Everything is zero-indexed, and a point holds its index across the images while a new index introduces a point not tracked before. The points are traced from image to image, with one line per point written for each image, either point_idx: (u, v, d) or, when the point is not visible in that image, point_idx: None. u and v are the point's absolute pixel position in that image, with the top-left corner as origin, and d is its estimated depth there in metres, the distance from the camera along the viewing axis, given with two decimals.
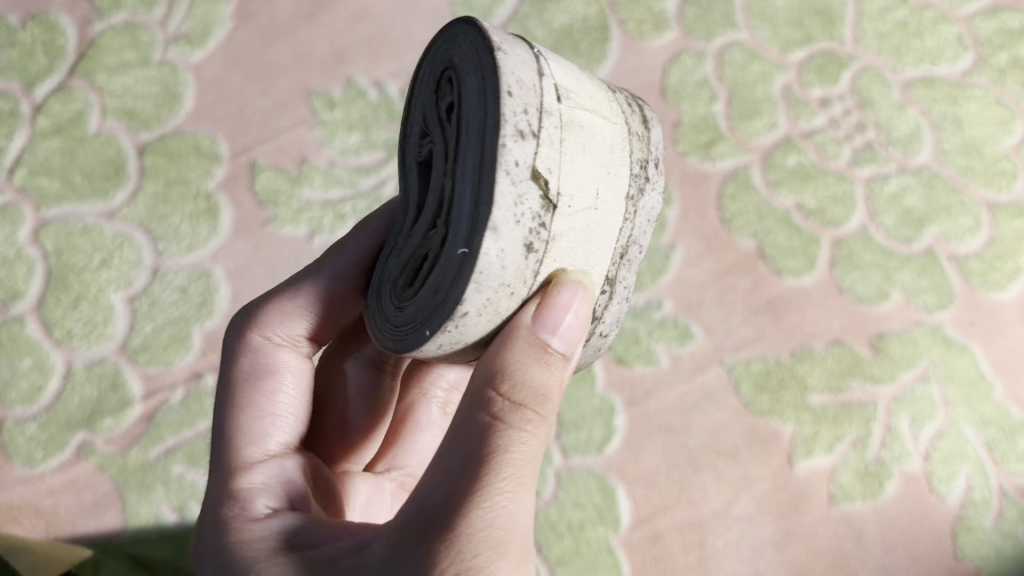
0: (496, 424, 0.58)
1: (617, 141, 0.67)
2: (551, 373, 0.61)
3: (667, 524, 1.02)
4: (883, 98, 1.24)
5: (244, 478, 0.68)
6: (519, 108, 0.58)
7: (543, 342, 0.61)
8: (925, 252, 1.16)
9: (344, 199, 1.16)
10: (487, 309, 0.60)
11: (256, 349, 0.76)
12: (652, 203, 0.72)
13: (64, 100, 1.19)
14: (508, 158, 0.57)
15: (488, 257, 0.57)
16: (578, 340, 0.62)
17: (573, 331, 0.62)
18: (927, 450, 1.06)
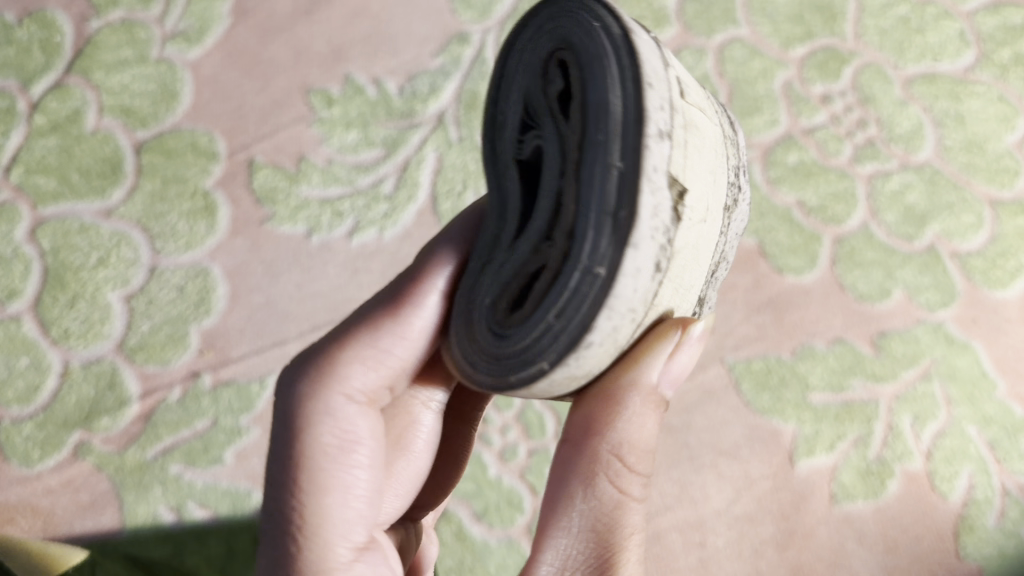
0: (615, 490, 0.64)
1: (719, 140, 0.62)
2: (650, 425, 0.64)
3: (667, 524, 1.01)
4: (884, 95, 1.23)
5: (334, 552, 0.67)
6: (659, 102, 0.54)
7: (658, 395, 0.63)
8: (926, 249, 1.15)
9: (342, 197, 1.16)
10: (609, 339, 0.56)
11: (339, 409, 0.71)
12: (735, 215, 0.69)
13: (62, 98, 1.18)
14: (648, 162, 0.52)
15: (624, 281, 0.53)
16: (678, 379, 0.63)
17: (677, 374, 0.63)
18: (928, 449, 1.06)
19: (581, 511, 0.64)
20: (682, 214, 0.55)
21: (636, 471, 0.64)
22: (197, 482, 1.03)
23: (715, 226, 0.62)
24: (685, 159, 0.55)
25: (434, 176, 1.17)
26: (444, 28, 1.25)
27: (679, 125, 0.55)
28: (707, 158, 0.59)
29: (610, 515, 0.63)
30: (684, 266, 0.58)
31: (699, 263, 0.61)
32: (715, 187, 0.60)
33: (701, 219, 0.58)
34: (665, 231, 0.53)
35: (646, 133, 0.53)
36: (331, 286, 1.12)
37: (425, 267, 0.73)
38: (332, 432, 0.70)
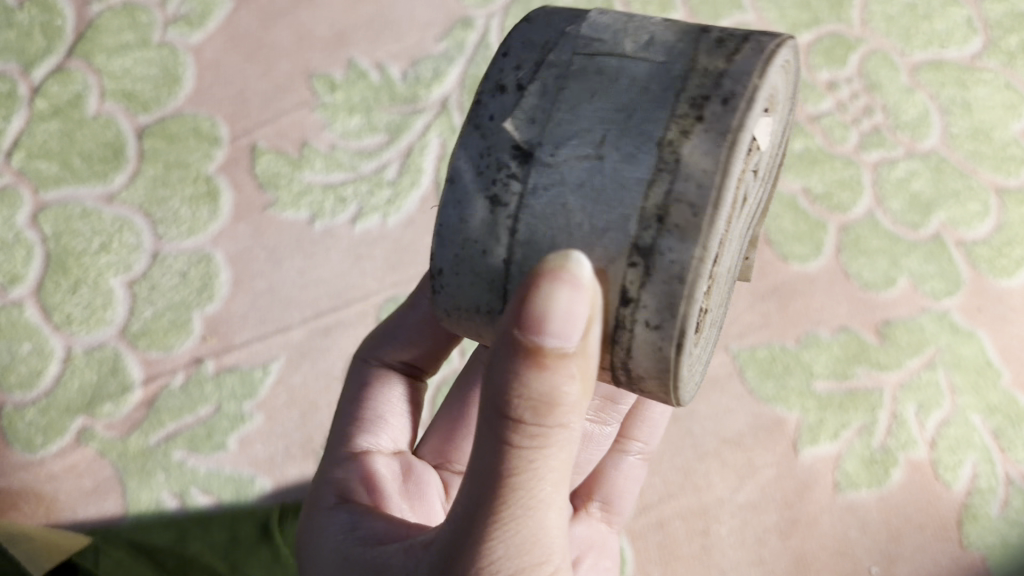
0: (507, 450, 0.51)
1: (655, 80, 0.53)
2: (553, 379, 0.49)
3: (671, 512, 1.01)
4: (890, 82, 1.22)
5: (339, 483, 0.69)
6: (512, 65, 0.57)
7: (540, 344, 0.48)
8: (932, 237, 1.14)
9: (345, 183, 1.15)
10: (462, 270, 0.56)
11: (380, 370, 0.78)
12: (711, 154, 0.50)
13: (63, 82, 1.17)
14: (479, 113, 0.56)
15: (447, 214, 0.56)
16: (579, 329, 0.49)
17: (572, 320, 0.48)
18: (933, 437, 1.05)
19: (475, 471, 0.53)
20: (532, 153, 0.54)
21: (528, 429, 0.50)
22: (200, 468, 1.02)
23: (631, 160, 0.51)
24: (550, 104, 0.54)
25: (438, 162, 1.16)
26: (448, 13, 1.25)
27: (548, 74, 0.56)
28: (595, 97, 0.54)
29: (498, 480, 0.51)
30: (554, 198, 0.52)
31: (593, 203, 0.52)
32: (615, 121, 0.53)
33: (579, 155, 0.53)
34: (501, 168, 0.54)
35: (479, 92, 0.57)
36: (334, 272, 1.11)
37: None
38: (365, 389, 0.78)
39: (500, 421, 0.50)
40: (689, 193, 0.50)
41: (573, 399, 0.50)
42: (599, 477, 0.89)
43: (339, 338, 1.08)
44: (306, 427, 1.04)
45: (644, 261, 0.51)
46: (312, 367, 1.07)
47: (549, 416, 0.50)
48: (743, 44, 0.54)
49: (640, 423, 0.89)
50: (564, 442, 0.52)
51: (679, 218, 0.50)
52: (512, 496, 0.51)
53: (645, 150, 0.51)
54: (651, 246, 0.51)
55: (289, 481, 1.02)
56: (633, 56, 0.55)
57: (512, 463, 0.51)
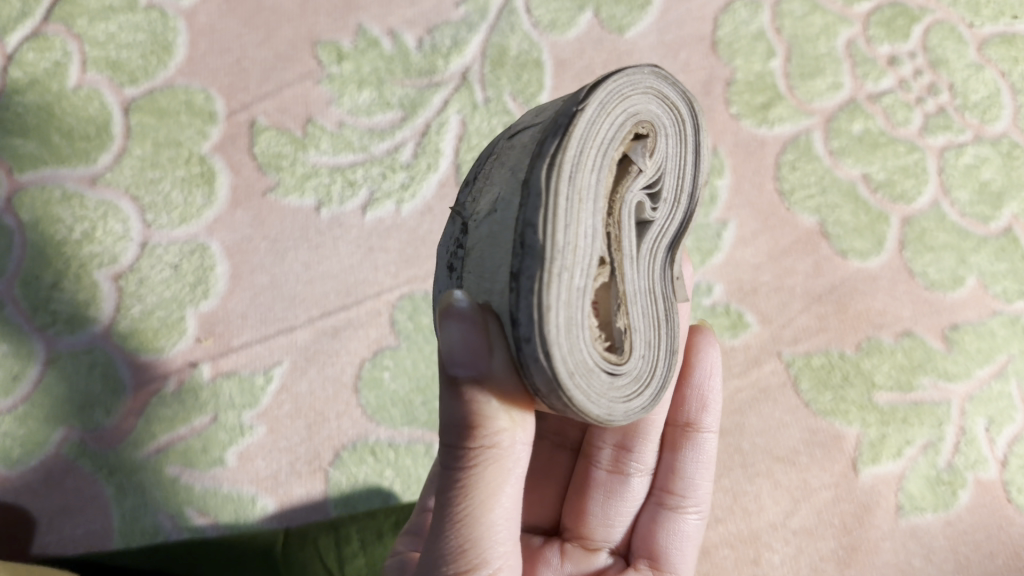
0: (444, 471, 0.52)
1: (531, 137, 0.53)
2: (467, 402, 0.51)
3: (718, 538, 0.91)
4: (958, 57, 1.11)
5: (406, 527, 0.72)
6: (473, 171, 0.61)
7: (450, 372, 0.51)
8: (1003, 232, 1.04)
9: (355, 165, 1.03)
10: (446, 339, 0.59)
11: None
12: (544, 178, 0.47)
13: (40, 49, 1.05)
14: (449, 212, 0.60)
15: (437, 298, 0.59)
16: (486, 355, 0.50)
17: (474, 347, 0.50)
18: (1004, 456, 0.95)
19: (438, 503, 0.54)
20: (465, 229, 0.55)
21: (460, 452, 0.51)
22: (195, 486, 0.92)
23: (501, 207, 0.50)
24: (478, 188, 0.57)
25: (458, 143, 1.05)
26: None
27: (483, 169, 0.58)
28: (500, 168, 0.55)
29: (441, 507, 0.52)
30: (473, 258, 0.53)
31: (487, 251, 0.51)
32: (502, 180, 0.53)
33: (483, 217, 0.53)
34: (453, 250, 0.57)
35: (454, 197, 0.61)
36: (343, 266, 1.00)
37: None
38: None
39: (447, 451, 0.52)
40: (534, 217, 0.47)
41: (500, 421, 0.51)
42: (649, 540, 0.77)
43: (348, 340, 0.97)
44: (313, 440, 0.94)
45: (516, 286, 0.48)
46: (319, 373, 0.96)
47: (476, 438, 0.51)
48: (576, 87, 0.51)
49: (687, 476, 0.78)
50: (503, 466, 0.52)
51: (529, 240, 0.47)
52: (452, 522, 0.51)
53: (511, 193, 0.50)
54: (514, 274, 0.48)
55: (295, 501, 0.93)
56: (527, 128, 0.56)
57: (450, 487, 0.51)
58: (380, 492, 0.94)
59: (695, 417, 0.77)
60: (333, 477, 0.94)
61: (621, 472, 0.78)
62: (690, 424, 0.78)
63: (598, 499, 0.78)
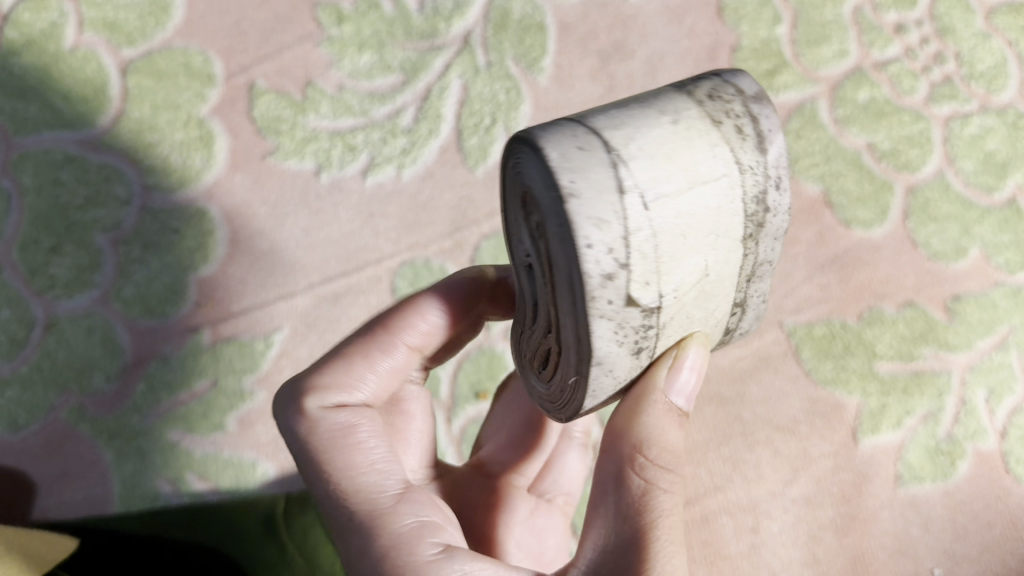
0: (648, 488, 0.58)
1: (711, 196, 0.51)
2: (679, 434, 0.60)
3: (717, 506, 0.91)
4: (965, 26, 1.10)
5: (394, 524, 0.60)
6: (597, 257, 0.48)
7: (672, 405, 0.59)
8: (1006, 203, 1.03)
9: (355, 129, 1.02)
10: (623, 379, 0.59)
11: (329, 422, 0.63)
12: (778, 227, 0.55)
13: (37, 10, 1.05)
14: (599, 302, 0.50)
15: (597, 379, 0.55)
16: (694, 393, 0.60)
17: (689, 387, 0.59)
18: (1004, 427, 0.95)
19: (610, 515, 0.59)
20: (660, 304, 0.52)
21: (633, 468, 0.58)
22: (197, 451, 0.92)
23: (726, 271, 0.54)
24: (655, 263, 0.50)
25: (460, 108, 1.03)
26: None
27: (640, 243, 0.49)
28: (686, 235, 0.51)
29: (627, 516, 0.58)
30: (682, 317, 0.55)
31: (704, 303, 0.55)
32: (710, 244, 0.52)
33: (694, 280, 0.53)
34: (640, 328, 0.53)
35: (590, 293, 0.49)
36: (344, 232, 0.99)
37: (407, 305, 0.70)
38: (332, 436, 0.62)
39: (615, 461, 0.60)
40: (771, 256, 0.57)
41: None
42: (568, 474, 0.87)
43: (348, 306, 0.96)
44: None
45: (744, 308, 0.59)
46: (320, 339, 0.95)
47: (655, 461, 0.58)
48: (761, 132, 0.53)
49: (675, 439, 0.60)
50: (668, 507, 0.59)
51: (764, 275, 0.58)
52: (660, 540, 0.56)
53: (734, 253, 0.54)
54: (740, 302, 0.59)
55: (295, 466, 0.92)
56: (680, 190, 0.50)
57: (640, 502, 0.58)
58: None
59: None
60: None
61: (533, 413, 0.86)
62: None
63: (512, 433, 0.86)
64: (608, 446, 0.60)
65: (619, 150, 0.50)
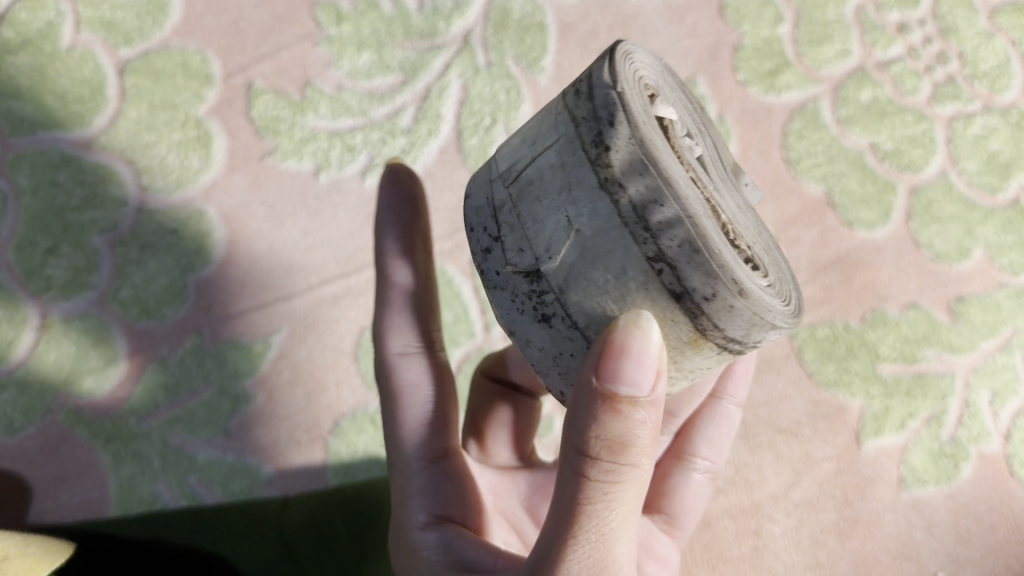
0: (583, 478, 0.49)
1: (548, 163, 0.52)
2: (636, 426, 0.49)
3: (719, 509, 0.90)
4: (968, 25, 1.10)
5: (407, 483, 0.69)
6: (483, 238, 0.57)
7: (617, 394, 0.48)
8: (1010, 204, 1.03)
9: (355, 130, 1.01)
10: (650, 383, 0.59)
11: (390, 365, 0.72)
12: (632, 158, 0.47)
13: (34, 9, 1.04)
14: (490, 276, 0.57)
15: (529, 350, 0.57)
16: (656, 380, 0.48)
17: (643, 375, 0.48)
18: (1007, 429, 0.94)
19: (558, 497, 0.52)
20: (541, 270, 0.53)
21: (580, 457, 0.50)
22: (198, 455, 0.91)
23: (605, 221, 0.49)
24: (524, 232, 0.53)
25: (460, 108, 1.02)
26: None
27: (507, 216, 0.55)
28: (541, 200, 0.52)
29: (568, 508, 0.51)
30: (581, 278, 0.51)
31: (603, 262, 0.50)
32: (561, 203, 0.51)
33: (567, 244, 0.51)
34: (533, 295, 0.54)
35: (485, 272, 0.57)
36: (342, 233, 0.98)
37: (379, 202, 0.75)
38: (389, 387, 0.72)
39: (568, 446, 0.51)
40: (650, 192, 0.47)
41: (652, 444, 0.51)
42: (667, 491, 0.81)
43: (347, 308, 0.96)
44: (312, 409, 0.93)
45: (671, 260, 0.48)
46: (319, 341, 0.95)
47: (622, 455, 0.48)
48: (587, 80, 0.50)
49: (642, 422, 0.49)
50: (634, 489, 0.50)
51: (665, 212, 0.47)
52: (586, 532, 0.50)
53: (601, 200, 0.49)
54: (662, 254, 0.48)
55: (294, 469, 0.91)
56: (539, 157, 0.53)
57: (583, 494, 0.50)
58: (378, 460, 0.92)
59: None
60: (334, 446, 0.92)
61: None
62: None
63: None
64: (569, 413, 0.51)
65: (509, 145, 0.57)
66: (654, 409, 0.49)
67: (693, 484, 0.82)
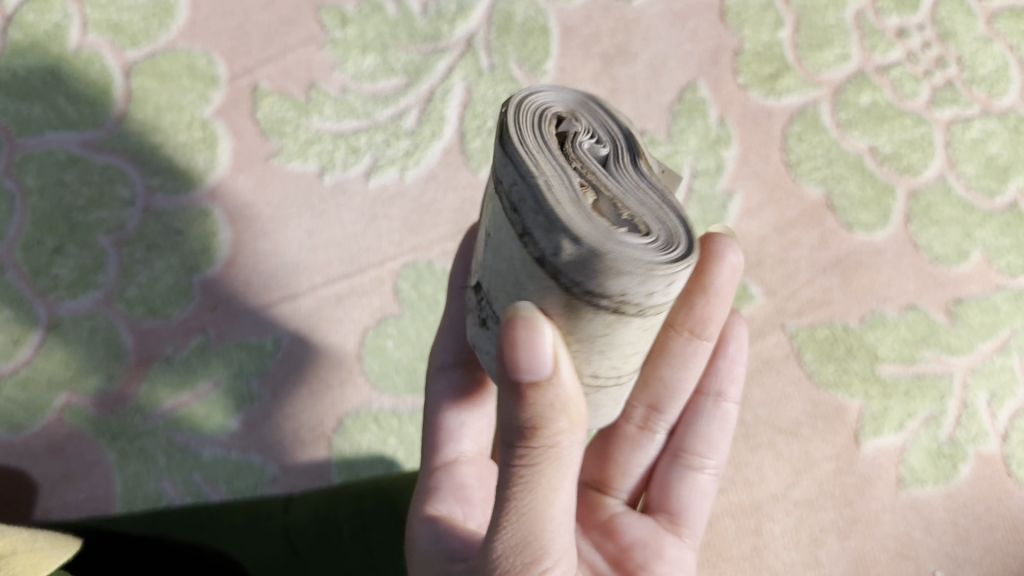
0: (505, 459, 0.53)
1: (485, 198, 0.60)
2: (536, 408, 0.50)
3: (719, 508, 0.91)
4: (966, 30, 1.11)
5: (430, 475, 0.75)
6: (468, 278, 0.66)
7: (513, 381, 0.50)
8: (1008, 207, 1.04)
9: (359, 131, 1.02)
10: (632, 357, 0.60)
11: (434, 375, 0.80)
12: (497, 156, 0.51)
13: (41, 11, 1.05)
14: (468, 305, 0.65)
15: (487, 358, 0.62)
16: (556, 363, 0.50)
17: (536, 360, 0.50)
18: (1005, 430, 0.95)
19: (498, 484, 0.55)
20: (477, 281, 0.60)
21: (520, 449, 0.52)
22: (203, 453, 0.92)
23: (500, 228, 0.53)
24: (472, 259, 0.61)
25: (462, 110, 1.03)
26: None
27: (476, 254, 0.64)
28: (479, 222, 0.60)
29: (500, 498, 0.53)
30: (495, 274, 0.56)
31: (500, 255, 0.54)
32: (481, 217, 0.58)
33: (483, 250, 0.58)
34: (477, 310, 0.61)
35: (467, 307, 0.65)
36: (347, 234, 0.99)
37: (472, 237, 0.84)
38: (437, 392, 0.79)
39: (507, 445, 0.53)
40: (511, 177, 0.50)
41: (560, 422, 0.51)
42: (668, 490, 0.79)
43: (351, 308, 0.97)
44: (318, 408, 0.94)
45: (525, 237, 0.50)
46: (324, 341, 0.96)
47: (533, 437, 0.51)
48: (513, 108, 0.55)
49: (550, 405, 0.50)
50: (560, 465, 0.52)
51: (519, 198, 0.50)
52: (506, 513, 0.53)
53: (492, 203, 0.54)
54: (524, 229, 0.50)
55: (299, 467, 0.92)
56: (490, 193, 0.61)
57: (510, 479, 0.52)
58: (383, 460, 0.93)
59: (709, 331, 0.77)
60: (338, 444, 0.93)
61: (643, 430, 0.82)
62: (699, 336, 0.77)
63: (620, 452, 0.82)
64: (503, 420, 0.53)
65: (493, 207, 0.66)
66: (560, 389, 0.50)
67: (693, 482, 0.80)
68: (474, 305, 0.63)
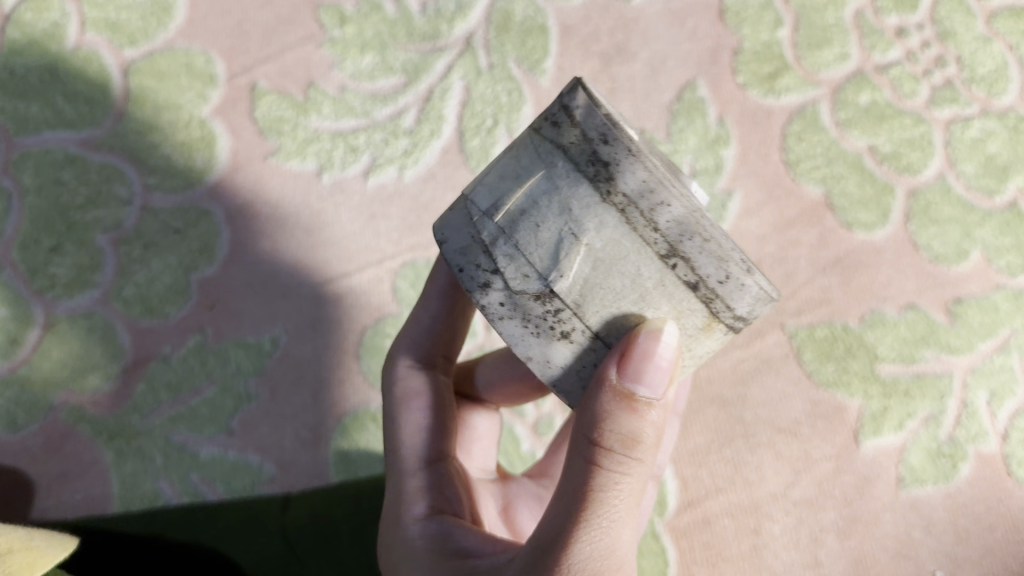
0: (592, 465, 0.52)
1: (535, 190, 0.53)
2: (642, 421, 0.51)
3: (718, 508, 0.91)
4: (966, 30, 1.11)
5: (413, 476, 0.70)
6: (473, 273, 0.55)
7: (630, 391, 0.51)
8: (1008, 206, 1.03)
9: (357, 130, 1.02)
10: None
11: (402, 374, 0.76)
12: (636, 171, 0.50)
13: (39, 9, 1.05)
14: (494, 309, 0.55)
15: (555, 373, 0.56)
16: (670, 382, 0.52)
17: (663, 374, 0.51)
18: (1005, 429, 0.95)
19: (564, 489, 0.54)
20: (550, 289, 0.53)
21: (615, 459, 0.51)
22: (201, 452, 0.91)
23: (627, 246, 0.51)
24: (527, 262, 0.53)
25: (461, 110, 1.03)
26: None
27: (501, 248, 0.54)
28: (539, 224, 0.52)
29: (580, 503, 0.52)
30: (598, 288, 0.53)
31: (618, 271, 0.52)
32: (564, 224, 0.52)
33: (575, 259, 0.52)
34: (542, 318, 0.54)
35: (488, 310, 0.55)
36: (345, 233, 0.99)
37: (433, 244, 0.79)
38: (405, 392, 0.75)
39: (594, 451, 0.51)
40: (664, 200, 0.50)
41: (655, 439, 0.52)
42: None
43: (349, 308, 0.96)
44: (316, 407, 0.93)
45: (682, 261, 0.51)
46: (323, 340, 0.95)
47: (635, 448, 0.51)
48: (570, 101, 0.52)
49: (654, 421, 0.52)
50: (640, 483, 0.53)
51: (675, 223, 0.50)
52: (592, 518, 0.52)
53: (604, 212, 0.51)
54: (675, 252, 0.51)
55: (298, 466, 0.92)
56: (522, 185, 0.53)
57: (596, 485, 0.52)
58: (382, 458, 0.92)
59: None
60: (337, 444, 0.92)
61: None
62: None
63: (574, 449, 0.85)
64: (591, 427, 0.52)
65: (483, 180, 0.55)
66: (664, 408, 0.52)
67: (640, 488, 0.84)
68: (528, 312, 0.54)
